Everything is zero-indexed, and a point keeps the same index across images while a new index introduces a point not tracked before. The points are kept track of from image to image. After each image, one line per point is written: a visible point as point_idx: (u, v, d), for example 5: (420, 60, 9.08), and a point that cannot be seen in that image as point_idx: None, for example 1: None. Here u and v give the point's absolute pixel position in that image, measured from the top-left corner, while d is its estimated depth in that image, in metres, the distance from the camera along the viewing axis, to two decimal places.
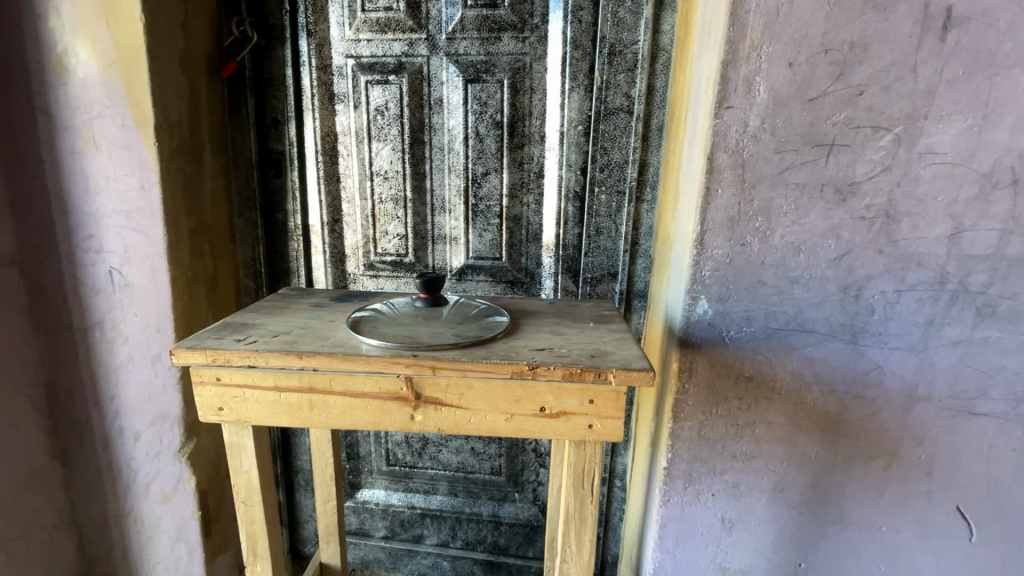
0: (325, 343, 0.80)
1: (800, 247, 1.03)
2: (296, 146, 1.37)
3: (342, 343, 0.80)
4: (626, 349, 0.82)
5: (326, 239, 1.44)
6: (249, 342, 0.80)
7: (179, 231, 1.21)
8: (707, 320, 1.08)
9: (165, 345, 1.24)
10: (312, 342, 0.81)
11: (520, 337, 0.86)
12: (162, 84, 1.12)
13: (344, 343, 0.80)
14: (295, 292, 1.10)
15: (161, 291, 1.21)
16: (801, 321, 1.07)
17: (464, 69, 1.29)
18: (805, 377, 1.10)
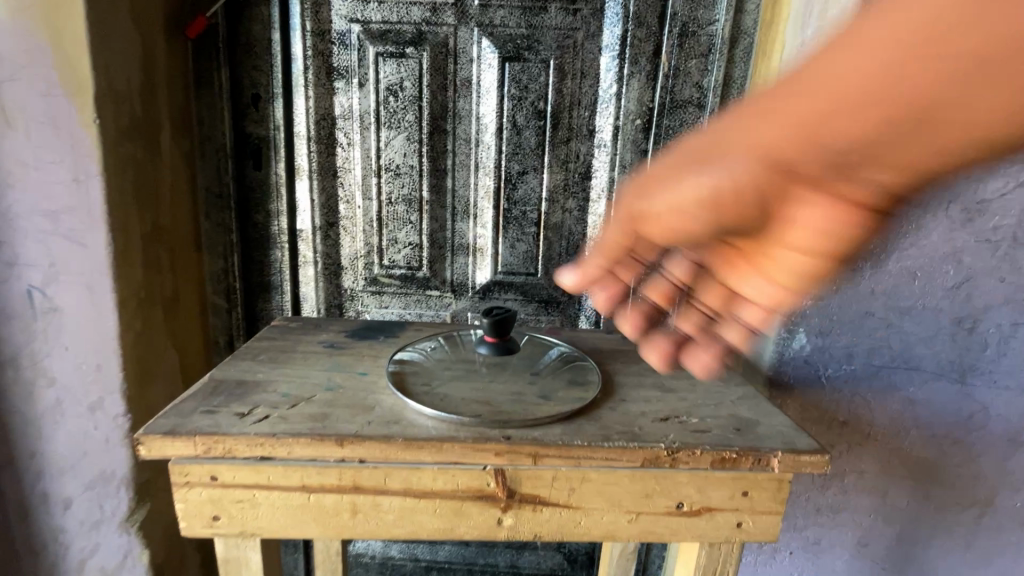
0: (370, 418, 0.56)
1: (916, 274, 0.87)
2: (283, 130, 1.09)
3: (395, 418, 0.57)
4: (768, 415, 0.63)
5: (318, 248, 1.17)
6: (259, 420, 0.55)
7: (128, 238, 0.92)
8: (804, 358, 0.93)
9: (109, 387, 0.95)
10: (350, 416, 0.57)
11: (627, 399, 0.65)
12: (104, 39, 0.82)
13: (397, 418, 0.57)
14: (297, 325, 0.84)
15: (105, 319, 0.91)
16: (908, 358, 0.91)
17: (501, 44, 1.06)
18: (903, 421, 0.94)
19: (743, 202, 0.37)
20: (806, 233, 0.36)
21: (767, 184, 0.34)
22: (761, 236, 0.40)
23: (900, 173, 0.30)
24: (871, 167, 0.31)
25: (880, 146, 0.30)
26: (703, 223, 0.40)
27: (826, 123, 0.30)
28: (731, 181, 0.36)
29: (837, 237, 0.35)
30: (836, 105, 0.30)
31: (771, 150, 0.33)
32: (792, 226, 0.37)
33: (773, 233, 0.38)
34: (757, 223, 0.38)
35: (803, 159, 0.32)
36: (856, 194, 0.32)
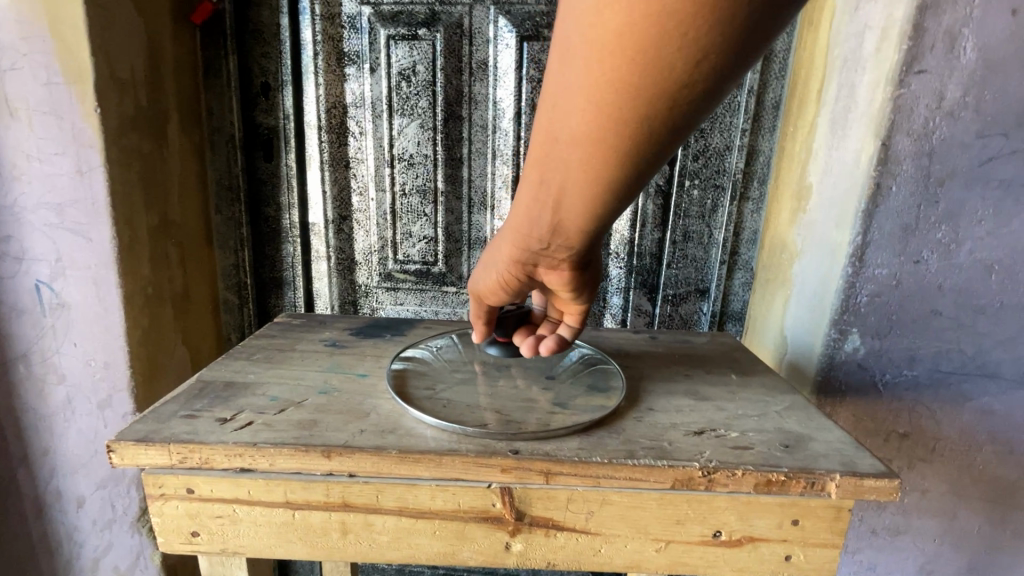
0: (364, 427, 0.51)
1: (994, 267, 0.76)
2: (293, 120, 1.05)
3: (391, 427, 0.50)
4: (822, 429, 0.54)
5: (331, 243, 1.12)
6: (241, 427, 0.50)
7: (134, 233, 0.89)
8: (857, 361, 0.81)
9: (116, 386, 0.92)
10: (342, 424, 0.51)
11: (655, 408, 0.57)
12: (106, 24, 0.79)
13: (394, 427, 0.51)
14: (300, 322, 0.79)
15: (111, 316, 0.89)
16: (981, 363, 0.80)
17: (520, 22, 0.99)
18: (975, 434, 0.83)
19: (581, 181, 0.43)
20: (630, 179, 0.43)
21: (586, 156, 0.41)
22: (604, 211, 0.46)
23: (644, 135, 0.39)
24: (607, 164, 0.41)
25: (624, 110, 0.37)
26: (566, 213, 0.47)
27: (584, 104, 0.38)
28: (560, 160, 0.43)
29: (642, 165, 0.42)
30: (586, 94, 0.38)
31: (565, 140, 0.41)
32: (621, 181, 0.43)
33: (608, 203, 0.45)
34: (604, 196, 0.44)
35: (599, 133, 0.39)
36: (634, 143, 0.40)
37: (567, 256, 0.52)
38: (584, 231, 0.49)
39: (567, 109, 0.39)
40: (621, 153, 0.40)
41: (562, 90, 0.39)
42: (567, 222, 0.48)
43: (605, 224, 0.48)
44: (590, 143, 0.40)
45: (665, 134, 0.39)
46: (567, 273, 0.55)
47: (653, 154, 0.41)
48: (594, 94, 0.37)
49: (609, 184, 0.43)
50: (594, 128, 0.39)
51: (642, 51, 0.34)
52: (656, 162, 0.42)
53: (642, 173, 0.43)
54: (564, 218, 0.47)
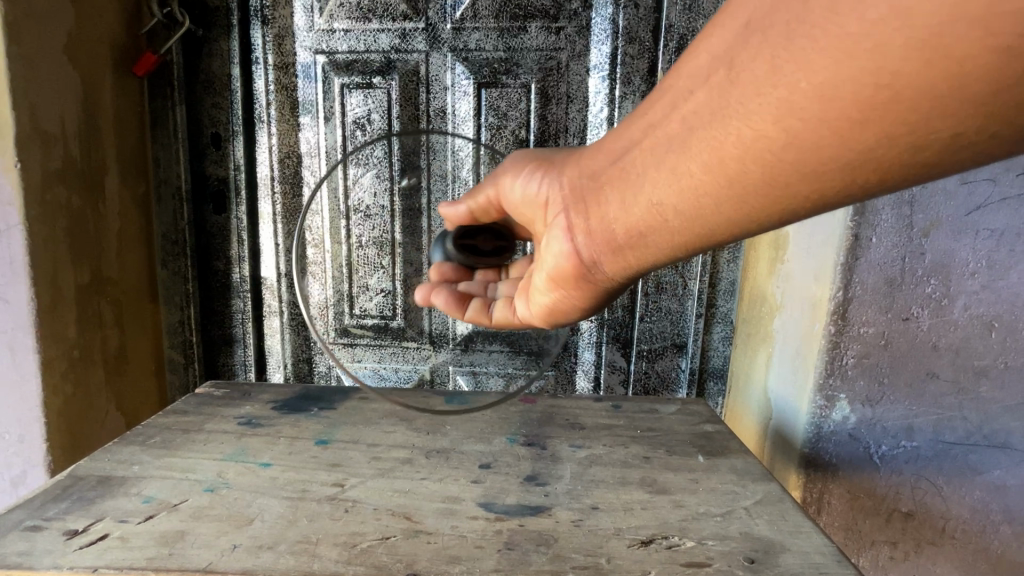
0: (234, 538, 0.46)
1: (992, 324, 0.68)
2: (243, 171, 1.00)
3: (271, 542, 0.46)
4: (784, 540, 0.47)
5: (283, 298, 1.05)
6: (88, 543, 0.45)
7: (58, 292, 0.81)
8: (848, 432, 0.72)
9: (30, 462, 0.81)
10: (213, 537, 0.46)
11: (585, 507, 0.51)
12: (32, 77, 0.75)
13: (274, 541, 0.46)
14: (222, 394, 0.74)
15: (26, 384, 0.78)
16: (987, 433, 0.71)
17: (477, 69, 0.95)
18: (989, 514, 0.73)
19: (709, 157, 0.34)
20: (752, 198, 0.35)
21: (738, 128, 0.32)
22: (701, 219, 0.38)
23: (819, 151, 0.30)
24: (736, 148, 0.33)
25: (824, 104, 0.29)
26: (659, 188, 0.38)
27: (783, 55, 0.29)
28: (702, 108, 0.34)
29: (778, 190, 0.33)
30: (796, 51, 0.29)
31: (727, 88, 0.32)
32: (729, 190, 0.35)
33: (711, 209, 0.37)
34: (716, 197, 0.36)
35: (771, 109, 0.31)
36: (795, 155, 0.31)
37: (621, 253, 0.43)
38: (659, 231, 0.40)
39: (761, 46, 0.30)
40: (777, 159, 0.32)
41: (774, 22, 0.30)
42: (652, 205, 0.39)
43: (686, 240, 0.40)
44: (751, 114, 0.31)
45: (820, 173, 0.31)
46: (607, 275, 0.46)
47: (781, 188, 0.33)
48: (812, 63, 0.28)
49: (714, 180, 0.35)
50: (771, 98, 0.30)
51: (900, 50, 0.25)
52: (795, 205, 0.34)
53: (771, 200, 0.34)
54: (653, 199, 0.39)
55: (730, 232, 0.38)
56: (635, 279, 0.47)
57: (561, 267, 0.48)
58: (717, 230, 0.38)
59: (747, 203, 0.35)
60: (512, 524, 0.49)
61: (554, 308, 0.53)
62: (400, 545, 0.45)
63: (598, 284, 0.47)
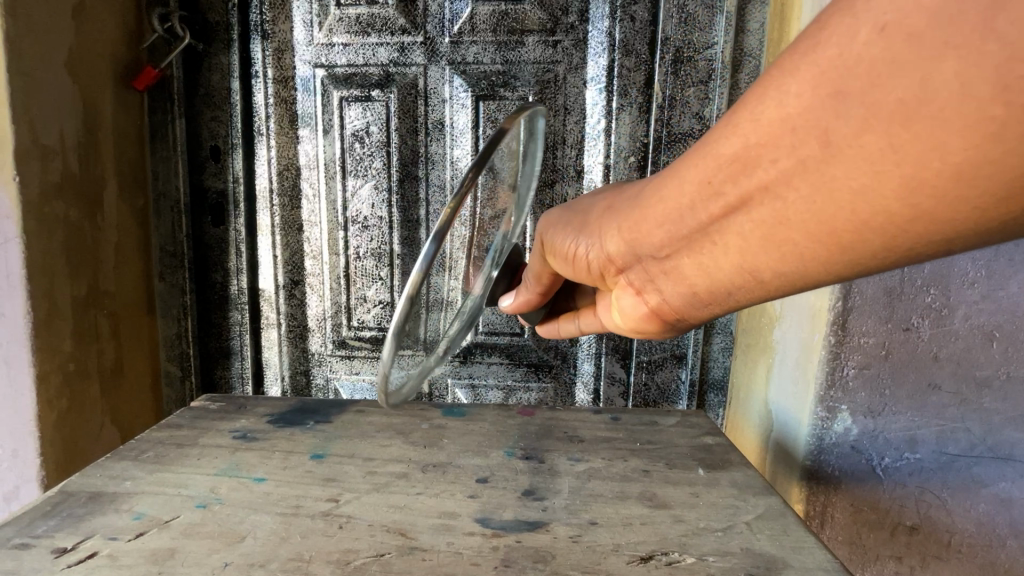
0: (225, 557, 0.46)
1: (994, 334, 0.68)
2: (242, 183, 1.01)
3: (262, 559, 0.45)
4: (783, 556, 0.47)
5: (281, 308, 1.05)
6: (76, 562, 0.45)
7: (55, 305, 0.80)
8: (850, 444, 0.71)
9: (22, 477, 0.80)
10: (204, 555, 0.46)
11: (582, 522, 0.51)
12: (32, 92, 0.75)
13: (266, 559, 0.45)
14: (217, 407, 0.73)
15: (21, 398, 0.78)
16: (992, 445, 0.70)
17: (475, 82, 0.96)
18: (995, 527, 0.71)
19: (814, 225, 0.33)
20: (862, 258, 0.34)
21: (848, 200, 0.31)
22: (805, 275, 0.37)
23: (945, 222, 0.29)
24: (842, 223, 0.32)
25: (954, 181, 0.27)
26: (755, 249, 0.37)
27: (905, 133, 0.27)
28: (801, 177, 0.32)
29: (895, 252, 0.33)
30: (922, 131, 0.27)
31: (831, 162, 0.31)
32: (829, 255, 0.35)
33: (818, 270, 0.36)
34: (812, 261, 0.35)
35: (889, 186, 0.29)
36: (916, 224, 0.30)
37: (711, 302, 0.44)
38: (757, 286, 0.40)
39: (876, 122, 0.28)
40: (891, 230, 0.31)
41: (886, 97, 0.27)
42: (747, 263, 0.39)
43: (785, 292, 0.40)
44: (865, 187, 0.30)
45: (926, 243, 0.31)
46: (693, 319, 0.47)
47: (885, 254, 0.33)
48: (943, 137, 0.26)
49: (815, 246, 0.35)
50: (893, 174, 0.29)
51: None
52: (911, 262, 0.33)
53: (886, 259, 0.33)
54: (747, 257, 0.38)
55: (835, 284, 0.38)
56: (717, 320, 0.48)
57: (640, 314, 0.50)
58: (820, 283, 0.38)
59: (855, 266, 0.35)
60: (509, 541, 0.48)
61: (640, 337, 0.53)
62: (395, 562, 0.45)
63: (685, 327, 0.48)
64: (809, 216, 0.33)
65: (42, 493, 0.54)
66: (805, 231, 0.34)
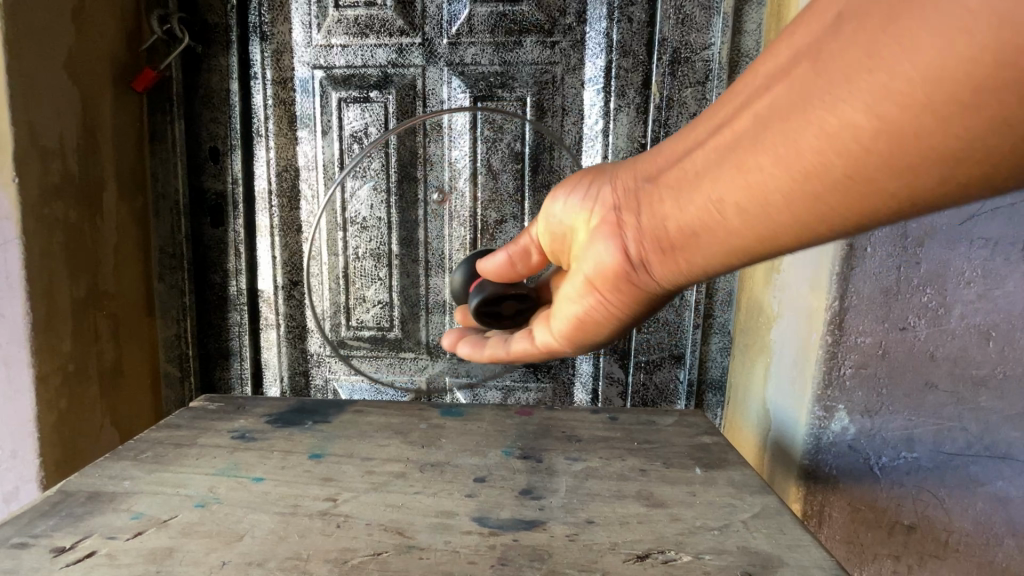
0: (224, 556, 0.46)
1: (990, 333, 0.68)
2: (241, 184, 1.01)
3: (261, 558, 0.46)
4: (779, 554, 0.47)
5: (280, 309, 1.05)
6: (75, 561, 0.45)
7: (55, 304, 0.81)
8: (848, 443, 0.71)
9: (21, 477, 0.80)
10: (202, 554, 0.46)
11: (579, 520, 0.51)
12: (31, 92, 0.76)
13: (264, 558, 0.46)
14: (216, 408, 0.74)
15: (20, 398, 0.78)
16: (989, 444, 0.70)
17: (473, 83, 0.96)
18: (993, 526, 0.72)
19: (789, 145, 0.33)
20: (832, 191, 0.33)
21: (822, 115, 0.31)
22: (775, 210, 0.36)
23: (911, 142, 0.29)
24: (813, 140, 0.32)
25: (920, 91, 0.27)
26: (731, 179, 0.38)
27: (886, 37, 0.28)
28: (787, 94, 0.33)
29: (865, 183, 0.32)
30: (900, 34, 0.27)
31: (815, 76, 0.31)
32: (800, 185, 0.34)
33: (787, 202, 0.35)
34: (784, 191, 0.35)
35: (860, 96, 0.29)
36: (884, 143, 0.30)
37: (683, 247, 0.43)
38: (730, 225, 0.39)
39: (862, 30, 0.29)
40: (859, 151, 0.30)
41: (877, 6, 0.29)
42: (722, 192, 0.38)
43: (757, 232, 0.38)
44: (842, 100, 0.30)
45: (896, 173, 0.30)
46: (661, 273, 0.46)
47: (853, 186, 0.32)
48: (920, 41, 0.27)
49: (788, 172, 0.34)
50: (865, 83, 0.29)
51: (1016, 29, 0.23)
52: (880, 205, 0.32)
53: (855, 194, 0.32)
54: (723, 187, 0.38)
55: (805, 231, 0.36)
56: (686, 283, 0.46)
57: (608, 266, 0.48)
58: (791, 226, 0.36)
59: (826, 202, 0.34)
60: (506, 539, 0.48)
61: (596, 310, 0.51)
62: (392, 561, 0.45)
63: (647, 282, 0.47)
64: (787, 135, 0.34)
65: (41, 493, 0.54)
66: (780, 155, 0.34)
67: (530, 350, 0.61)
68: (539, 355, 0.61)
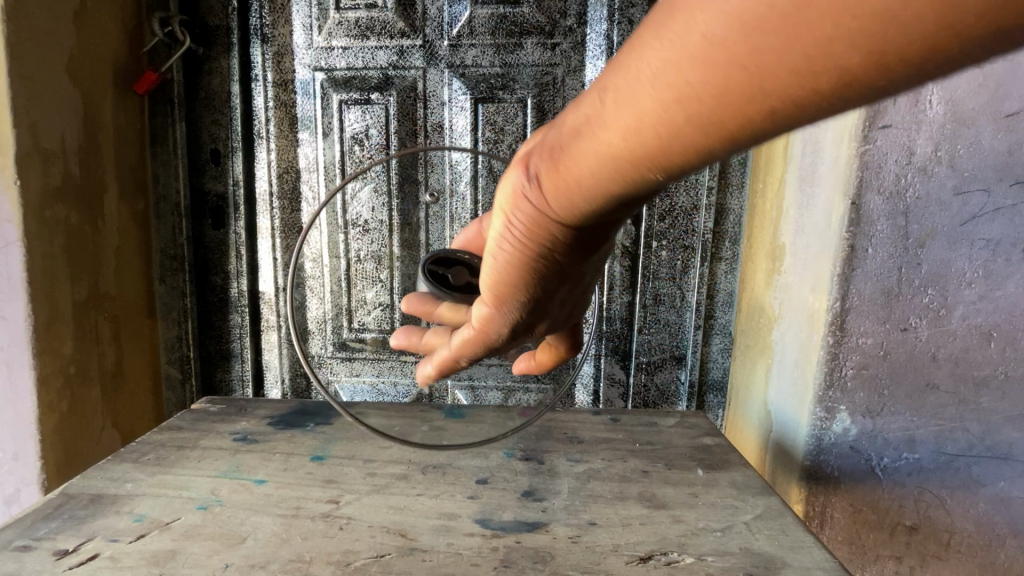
0: (227, 558, 0.46)
1: (991, 334, 0.68)
2: (242, 187, 1.01)
3: (263, 560, 0.46)
4: (781, 556, 0.47)
5: (282, 311, 1.05)
6: (78, 564, 0.45)
7: (55, 307, 0.81)
8: (849, 445, 0.71)
9: (22, 480, 0.80)
10: (205, 557, 0.46)
11: (581, 522, 0.51)
12: (32, 95, 0.76)
13: (267, 560, 0.46)
14: (217, 410, 0.74)
15: (21, 401, 0.78)
16: (990, 444, 0.70)
17: (474, 85, 0.96)
18: (994, 527, 0.72)
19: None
20: (707, 63, 0.23)
21: None
22: (638, 104, 0.26)
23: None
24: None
25: None
26: (608, 69, 0.27)
27: None
28: None
29: (741, 62, 0.22)
30: None
31: None
32: (685, 73, 0.24)
33: (650, 89, 0.25)
34: (660, 81, 0.25)
35: None
36: None
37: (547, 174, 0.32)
38: (589, 132, 0.29)
39: None
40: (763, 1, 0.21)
41: None
42: (594, 85, 0.28)
43: (615, 143, 0.28)
44: None
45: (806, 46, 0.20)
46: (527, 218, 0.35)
47: (755, 69, 0.22)
48: None
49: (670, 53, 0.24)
50: None
51: None
52: (766, 89, 0.22)
53: (726, 82, 0.23)
54: (598, 79, 0.28)
55: (671, 142, 0.26)
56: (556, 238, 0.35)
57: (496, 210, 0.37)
58: (653, 130, 0.26)
59: (714, 101, 0.24)
60: (508, 541, 0.48)
61: (488, 274, 0.40)
62: (395, 563, 0.45)
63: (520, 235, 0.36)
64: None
65: (42, 496, 0.54)
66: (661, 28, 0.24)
67: (472, 338, 0.45)
68: (483, 343, 0.45)
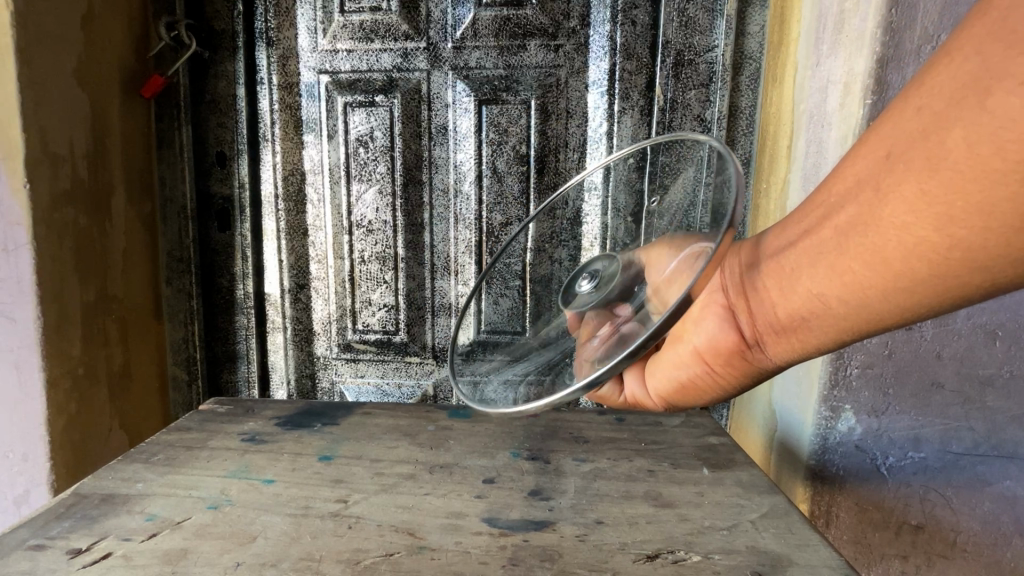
0: (239, 556, 0.47)
1: (996, 333, 0.68)
2: (247, 190, 1.01)
3: (274, 559, 0.46)
4: (786, 554, 0.47)
5: (288, 313, 1.06)
6: (92, 562, 0.46)
7: (64, 310, 0.81)
8: (854, 444, 0.72)
9: (33, 480, 0.81)
10: (216, 556, 0.47)
11: (589, 521, 0.51)
12: (41, 99, 0.77)
13: (277, 559, 0.46)
14: (226, 411, 0.74)
15: (32, 403, 0.79)
16: (996, 443, 0.70)
17: (477, 86, 0.97)
18: (1001, 526, 0.71)
19: (866, 252, 0.36)
20: (911, 285, 0.35)
21: (896, 233, 0.34)
22: (851, 305, 0.38)
23: (988, 253, 0.32)
24: (897, 260, 0.35)
25: (983, 214, 0.31)
26: (820, 283, 0.39)
27: (933, 177, 0.32)
28: (854, 218, 0.36)
29: (935, 285, 0.35)
30: (949, 174, 0.31)
31: (881, 204, 0.34)
32: (893, 291, 0.36)
33: (870, 300, 0.37)
34: (874, 295, 0.37)
35: (928, 221, 0.33)
36: (958, 249, 0.32)
37: (782, 335, 0.44)
38: (813, 317, 0.41)
39: (909, 169, 0.33)
40: (939, 256, 0.33)
41: (922, 153, 0.32)
42: (808, 293, 0.40)
43: (839, 323, 0.40)
44: (905, 217, 0.33)
45: (976, 277, 0.33)
46: (769, 353, 0.46)
47: (948, 290, 0.35)
48: (957, 180, 0.31)
49: (874, 281, 0.36)
50: (927, 210, 0.32)
51: None
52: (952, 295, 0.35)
53: (927, 293, 0.35)
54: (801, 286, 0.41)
55: (885, 322, 0.39)
56: (799, 359, 0.46)
57: (713, 341, 0.47)
58: (869, 318, 0.39)
59: (921, 303, 0.36)
60: (516, 540, 0.48)
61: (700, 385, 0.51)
62: (404, 561, 0.46)
63: (755, 361, 0.47)
64: (868, 254, 0.36)
65: (54, 495, 0.55)
66: (865, 269, 0.36)
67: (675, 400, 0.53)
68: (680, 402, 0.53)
